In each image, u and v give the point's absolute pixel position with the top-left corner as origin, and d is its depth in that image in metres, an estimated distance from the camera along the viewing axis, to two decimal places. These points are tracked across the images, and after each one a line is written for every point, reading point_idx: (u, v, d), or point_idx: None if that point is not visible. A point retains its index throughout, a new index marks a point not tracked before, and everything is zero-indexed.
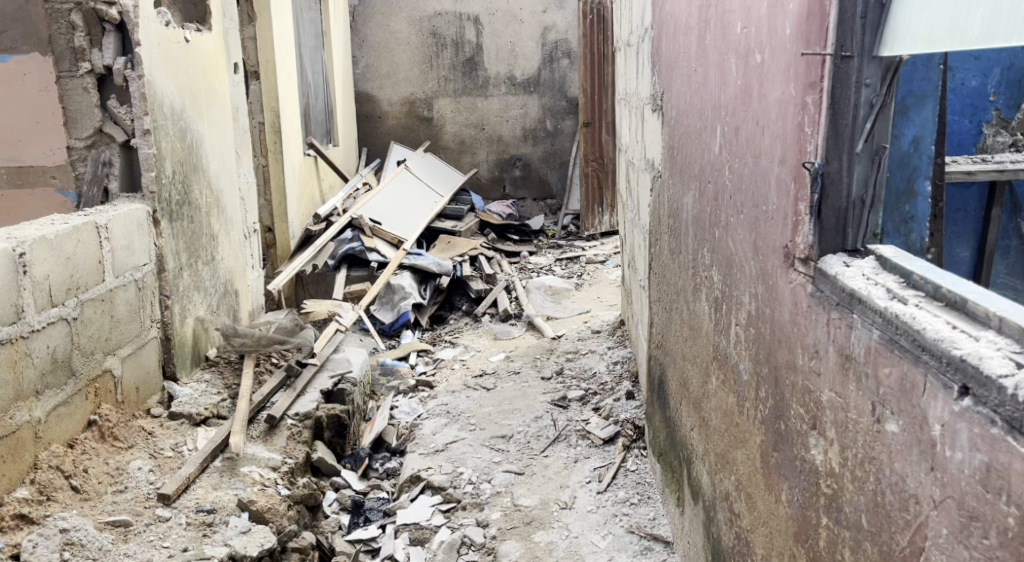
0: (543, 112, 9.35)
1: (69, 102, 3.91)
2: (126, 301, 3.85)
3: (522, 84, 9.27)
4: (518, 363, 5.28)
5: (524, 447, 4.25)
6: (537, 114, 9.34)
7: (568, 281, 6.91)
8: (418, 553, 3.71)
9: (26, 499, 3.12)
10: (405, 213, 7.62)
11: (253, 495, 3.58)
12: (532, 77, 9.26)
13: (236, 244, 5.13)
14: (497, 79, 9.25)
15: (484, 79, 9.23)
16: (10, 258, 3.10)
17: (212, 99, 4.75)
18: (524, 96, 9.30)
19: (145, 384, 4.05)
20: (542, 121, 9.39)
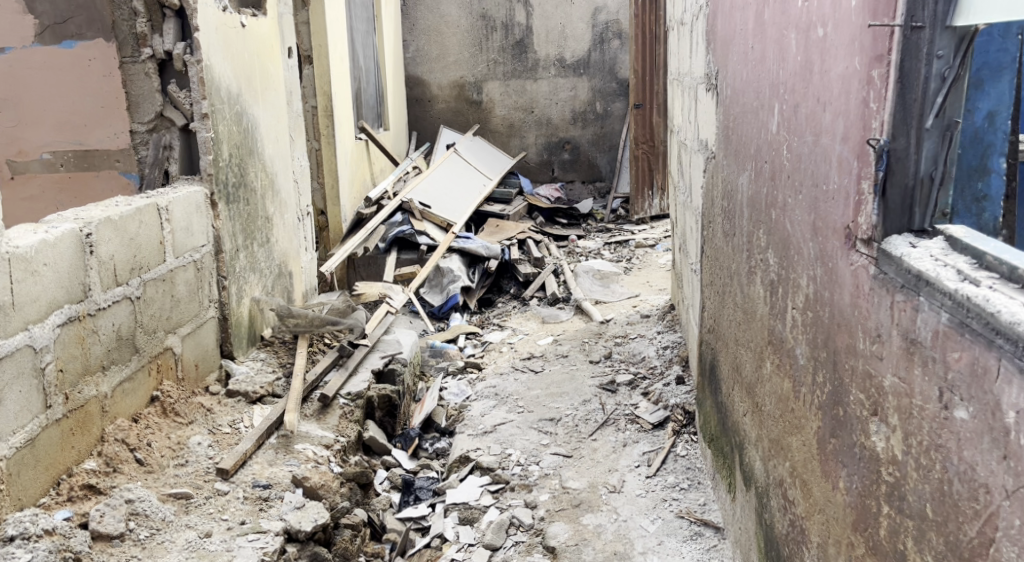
0: (592, 94, 9.30)
1: (132, 87, 4.01)
2: (185, 281, 3.95)
3: (571, 66, 9.22)
4: (566, 347, 5.29)
5: (572, 430, 4.27)
6: (587, 96, 9.29)
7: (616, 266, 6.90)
8: (467, 532, 3.76)
9: (93, 470, 3.24)
10: (454, 197, 7.66)
11: (307, 472, 3.65)
12: (582, 58, 9.21)
13: (290, 226, 5.22)
14: (546, 62, 9.22)
15: (534, 61, 9.22)
16: (78, 239, 3.20)
17: (267, 82, 4.83)
18: (574, 78, 9.26)
19: (204, 361, 4.16)
20: (591, 103, 9.34)
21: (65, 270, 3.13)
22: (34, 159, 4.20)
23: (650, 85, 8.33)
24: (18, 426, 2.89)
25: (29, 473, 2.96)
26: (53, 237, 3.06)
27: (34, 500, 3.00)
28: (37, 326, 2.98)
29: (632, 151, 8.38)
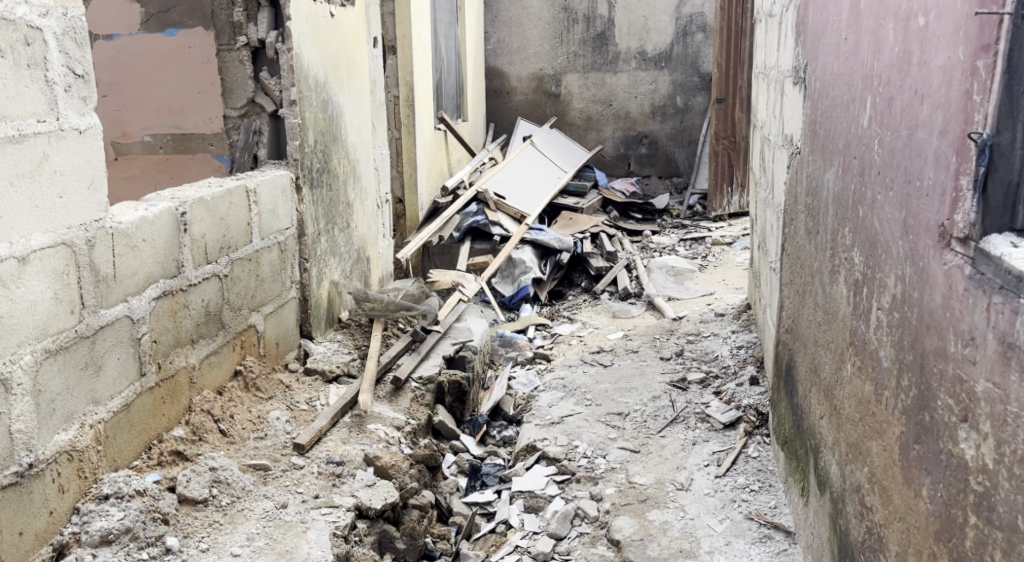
0: (673, 88, 9.19)
1: (227, 74, 4.15)
2: (270, 261, 4.07)
3: (652, 59, 9.14)
4: (636, 343, 5.29)
5: (640, 426, 4.27)
6: (667, 89, 9.19)
7: (691, 263, 6.84)
8: (532, 520, 3.80)
9: (182, 437, 3.38)
10: (530, 188, 7.70)
11: (378, 451, 3.72)
12: (664, 52, 9.12)
13: (369, 212, 5.32)
14: (627, 55, 9.16)
15: (615, 54, 9.18)
16: (174, 216, 3.32)
17: (353, 71, 4.94)
18: (654, 72, 9.18)
19: (284, 340, 4.28)
20: (672, 97, 9.23)
21: (161, 246, 3.26)
22: (136, 141, 4.35)
23: (734, 80, 8.16)
24: (116, 391, 3.04)
25: (124, 437, 3.10)
26: (152, 215, 3.19)
27: (128, 462, 3.15)
28: (136, 298, 3.12)
29: (712, 147, 8.27)
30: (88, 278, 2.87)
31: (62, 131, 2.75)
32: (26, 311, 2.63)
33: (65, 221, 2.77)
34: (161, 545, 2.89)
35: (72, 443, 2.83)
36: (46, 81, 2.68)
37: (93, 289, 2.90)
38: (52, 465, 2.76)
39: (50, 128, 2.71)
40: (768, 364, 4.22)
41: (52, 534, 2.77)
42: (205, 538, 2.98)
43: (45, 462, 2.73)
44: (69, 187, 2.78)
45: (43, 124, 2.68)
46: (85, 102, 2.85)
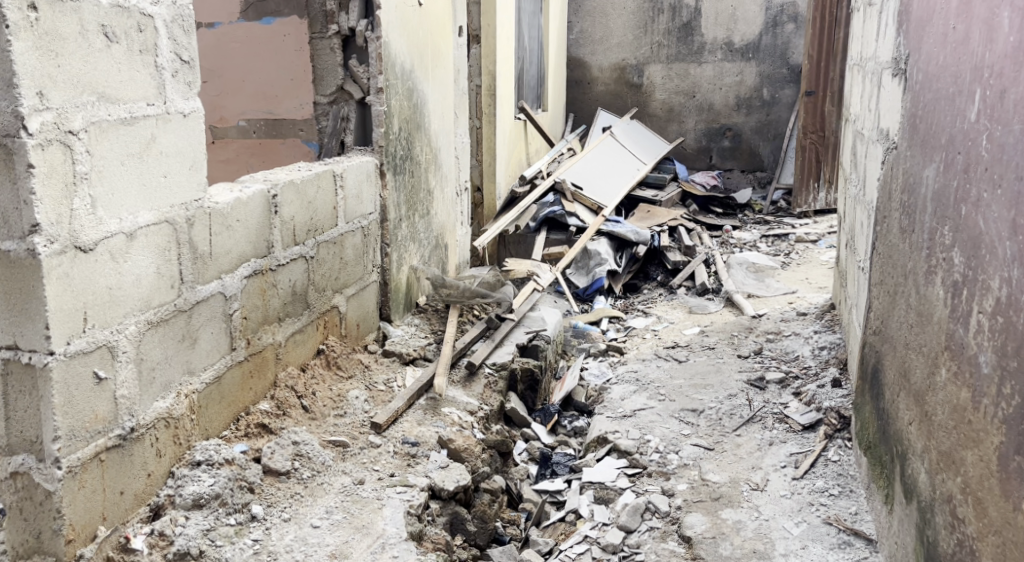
0: (760, 80, 8.98)
1: (318, 61, 4.23)
2: (353, 245, 4.16)
3: (739, 50, 8.94)
4: (713, 339, 5.23)
5: (715, 424, 4.24)
6: (754, 81, 8.98)
7: (773, 260, 6.71)
8: (602, 512, 3.78)
9: (267, 411, 3.48)
10: (608, 180, 7.67)
11: (451, 434, 3.76)
12: (751, 42, 8.90)
13: (448, 199, 5.37)
14: (713, 45, 8.99)
15: (701, 44, 9.01)
16: (266, 198, 3.42)
17: (439, 60, 5.00)
18: (741, 63, 8.98)
19: (365, 322, 4.37)
20: (758, 89, 9.01)
21: (253, 227, 3.36)
22: (233, 126, 4.55)
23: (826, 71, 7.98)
24: (208, 363, 3.15)
25: (214, 408, 3.21)
26: (246, 197, 3.29)
27: (218, 432, 3.26)
28: (229, 276, 3.23)
29: (799, 141, 8.12)
30: (187, 256, 2.98)
31: (169, 114, 2.87)
32: (132, 284, 2.76)
33: (168, 200, 2.88)
34: (247, 513, 3.01)
35: (169, 410, 2.96)
36: (154, 66, 2.79)
37: (191, 265, 3.01)
38: (151, 429, 2.88)
39: (158, 111, 2.82)
40: (852, 366, 4.12)
41: (150, 495, 2.91)
42: (288, 509, 3.08)
43: (145, 427, 2.86)
44: (173, 168, 2.90)
45: (151, 107, 2.79)
46: (189, 87, 2.96)
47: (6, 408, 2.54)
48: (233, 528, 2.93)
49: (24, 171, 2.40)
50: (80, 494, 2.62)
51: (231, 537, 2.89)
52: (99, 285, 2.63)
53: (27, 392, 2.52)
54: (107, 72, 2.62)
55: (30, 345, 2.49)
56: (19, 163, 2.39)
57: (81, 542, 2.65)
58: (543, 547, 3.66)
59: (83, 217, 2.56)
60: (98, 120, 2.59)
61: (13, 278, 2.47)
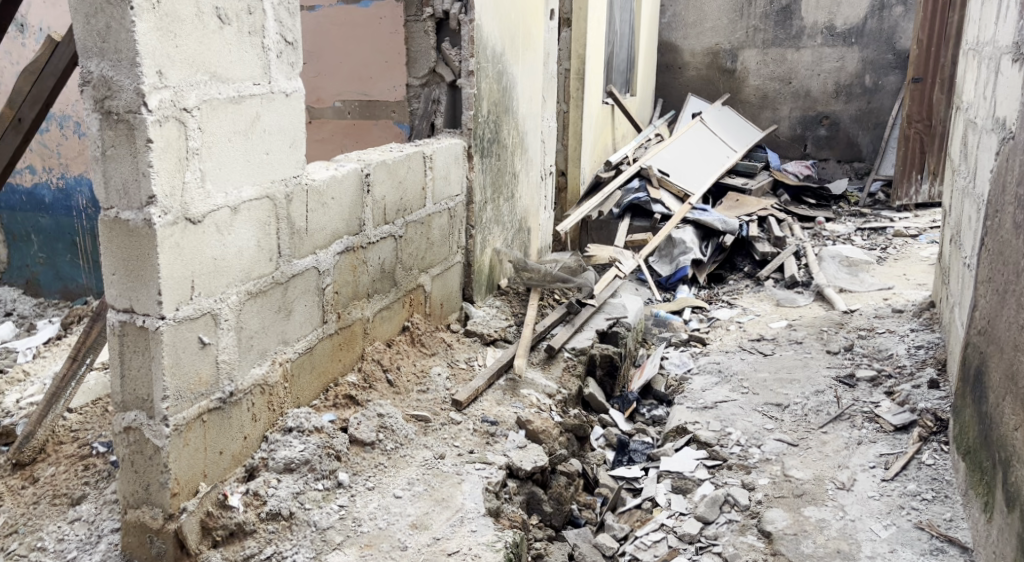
0: (862, 66, 8.60)
1: (412, 44, 4.31)
2: (440, 225, 4.23)
3: (842, 34, 8.59)
4: (801, 334, 5.15)
5: (800, 420, 4.18)
6: (855, 67, 8.61)
7: (868, 254, 6.49)
8: (680, 501, 3.77)
9: (354, 383, 3.59)
10: (696, 167, 7.59)
11: (530, 415, 3.81)
12: (855, 27, 8.53)
13: (534, 184, 5.38)
14: (814, 29, 8.66)
15: (800, 28, 8.70)
16: (359, 177, 3.52)
17: (530, 44, 5.00)
18: (842, 48, 8.62)
19: (448, 301, 4.45)
20: (859, 75, 8.64)
21: (347, 204, 3.46)
22: (328, 106, 4.72)
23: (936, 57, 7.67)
24: (302, 334, 3.27)
25: (306, 377, 3.33)
26: (341, 174, 3.39)
27: (308, 400, 3.39)
28: (323, 252, 3.34)
29: (903, 130, 7.81)
30: (285, 231, 3.09)
31: (273, 94, 2.97)
32: (235, 255, 2.88)
33: (269, 176, 2.99)
34: (334, 479, 3.12)
35: (265, 377, 3.08)
36: (262, 47, 2.90)
37: (289, 240, 3.12)
38: (248, 395, 3.01)
39: (263, 90, 2.93)
40: (951, 369, 4.04)
41: (245, 457, 3.05)
42: (372, 478, 3.18)
43: (243, 392, 2.99)
44: (274, 145, 3.00)
45: (257, 86, 2.90)
46: (293, 67, 3.06)
47: (121, 366, 2.71)
48: (321, 493, 3.05)
49: (144, 144, 2.53)
50: (185, 451, 2.78)
51: (319, 501, 3.02)
52: (205, 256, 2.75)
53: (140, 352, 2.68)
54: (219, 51, 2.74)
55: (143, 309, 2.64)
56: (140, 137, 2.53)
57: (184, 495, 2.81)
58: (619, 532, 3.67)
59: (193, 189, 2.69)
60: (210, 98, 2.71)
61: (131, 245, 2.61)
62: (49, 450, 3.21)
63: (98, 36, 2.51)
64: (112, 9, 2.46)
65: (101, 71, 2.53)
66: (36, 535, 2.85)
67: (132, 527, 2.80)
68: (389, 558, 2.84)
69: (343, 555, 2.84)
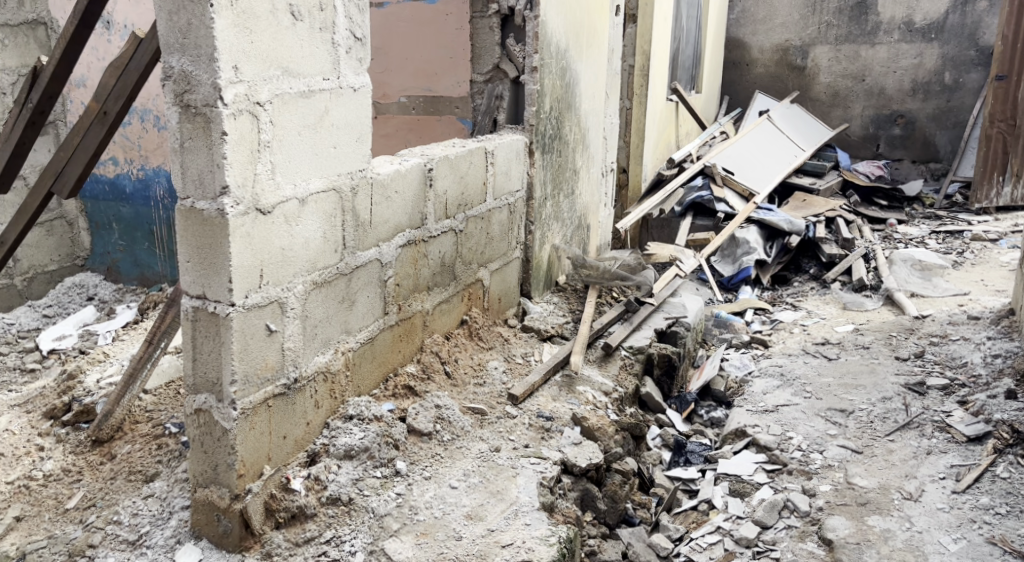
0: (942, 63, 8.28)
1: (478, 40, 4.34)
2: (500, 221, 4.27)
3: (921, 30, 8.29)
4: (869, 338, 5.07)
5: (865, 426, 4.12)
6: (935, 63, 8.30)
7: (944, 258, 6.31)
8: (737, 504, 3.74)
9: (413, 374, 3.65)
10: (761, 166, 7.48)
11: (586, 412, 3.83)
12: (935, 22, 8.23)
13: (594, 180, 5.37)
14: (891, 24, 8.40)
15: (875, 24, 8.46)
16: (422, 172, 3.57)
17: (594, 40, 4.99)
18: (922, 44, 8.32)
19: (506, 296, 4.49)
20: (939, 72, 8.32)
21: (410, 199, 3.51)
22: (394, 102, 4.83)
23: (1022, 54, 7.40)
24: (363, 325, 3.33)
25: (367, 366, 3.40)
26: (405, 168, 3.45)
27: (369, 390, 3.45)
28: (386, 244, 3.40)
29: (984, 130, 7.55)
30: (350, 223, 3.16)
31: (341, 89, 3.04)
32: (302, 246, 2.95)
33: (336, 169, 3.05)
34: (392, 468, 3.18)
35: (328, 364, 3.16)
36: (332, 43, 2.97)
37: (353, 233, 3.18)
38: (311, 382, 3.09)
39: (332, 85, 2.99)
40: None
41: (308, 442, 3.12)
42: (429, 467, 3.23)
43: (306, 379, 3.06)
44: (342, 139, 3.07)
45: (327, 81, 2.97)
46: (361, 63, 3.12)
47: (193, 350, 2.81)
48: (379, 480, 3.12)
49: (219, 136, 2.62)
50: (252, 434, 2.86)
51: (377, 489, 3.08)
52: (273, 246, 2.83)
53: (211, 337, 2.77)
54: (293, 46, 2.81)
55: (215, 296, 2.73)
56: (215, 129, 2.62)
57: (250, 477, 2.89)
58: (673, 533, 3.65)
59: (264, 180, 2.76)
60: (282, 92, 2.79)
61: (205, 235, 2.70)
62: (125, 428, 3.36)
63: (179, 32, 2.60)
64: (193, 6, 2.55)
65: (181, 67, 2.62)
66: (113, 509, 2.98)
67: (201, 505, 2.89)
68: (443, 547, 2.89)
69: (400, 542, 2.89)
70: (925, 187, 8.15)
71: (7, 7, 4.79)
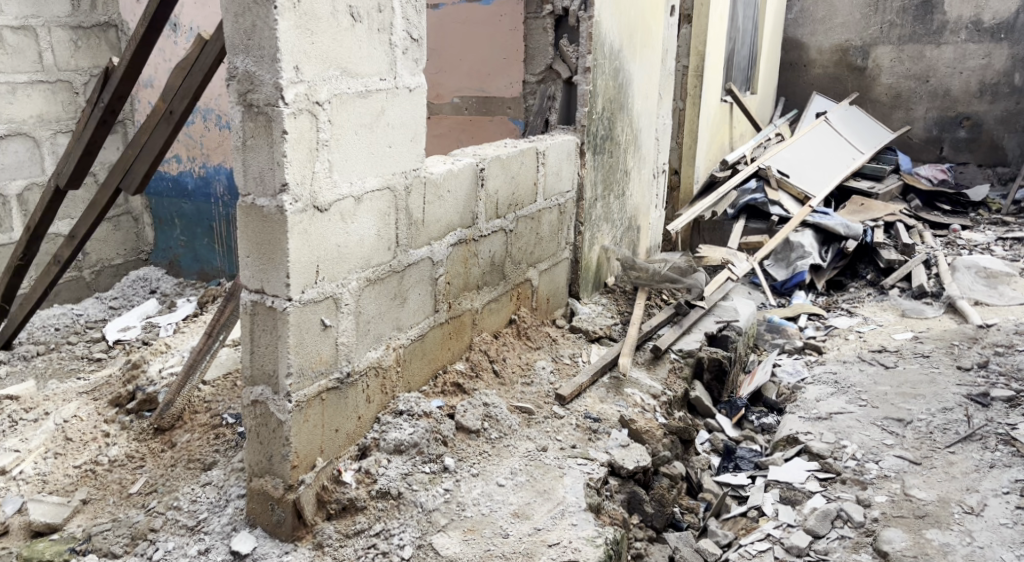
0: (1011, 64, 8.05)
1: (531, 41, 4.36)
2: (550, 221, 4.28)
3: (989, 30, 8.07)
4: (929, 347, 4.98)
5: (924, 437, 4.06)
6: (1003, 65, 8.07)
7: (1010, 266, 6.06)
8: (788, 512, 3.71)
9: (461, 372, 3.68)
10: (817, 168, 7.38)
11: (633, 415, 3.82)
12: (1005, 21, 8.00)
13: (645, 181, 5.35)
14: (958, 24, 8.18)
15: (942, 23, 8.24)
16: (474, 172, 3.61)
17: (649, 40, 4.98)
18: (990, 44, 8.10)
19: (555, 296, 4.50)
20: (1008, 74, 8.09)
21: (461, 199, 3.55)
22: (447, 102, 4.88)
23: None
24: (414, 323, 3.38)
25: (417, 363, 3.44)
26: (457, 169, 3.49)
27: (418, 385, 3.49)
28: (438, 243, 3.44)
29: None
30: (403, 221, 3.20)
31: (398, 89, 3.08)
32: (357, 243, 3.00)
33: (390, 168, 3.09)
34: (440, 463, 3.21)
35: (380, 359, 3.21)
36: (389, 44, 3.02)
37: (407, 230, 3.23)
38: (363, 376, 3.14)
39: (389, 85, 3.04)
40: None
41: (359, 436, 3.18)
42: (476, 465, 3.26)
43: (359, 373, 3.11)
44: (397, 139, 3.11)
45: (384, 81, 3.01)
46: (417, 64, 3.16)
47: (251, 342, 2.87)
48: (428, 475, 3.15)
49: (280, 135, 2.68)
50: (305, 427, 2.92)
51: (426, 484, 3.11)
52: (330, 243, 2.88)
53: (269, 330, 2.84)
54: (352, 47, 2.87)
55: (273, 290, 2.79)
56: (277, 128, 2.68)
57: (303, 468, 2.95)
58: (722, 539, 3.63)
59: (322, 179, 2.82)
60: (340, 92, 2.84)
61: (264, 231, 2.76)
62: (185, 417, 3.45)
63: (244, 34, 2.66)
64: (258, 8, 2.61)
65: (245, 67, 2.69)
66: (173, 495, 3.07)
67: (256, 494, 2.95)
68: (491, 544, 2.93)
69: (448, 538, 2.93)
70: (992, 193, 7.95)
71: (80, 10, 4.92)
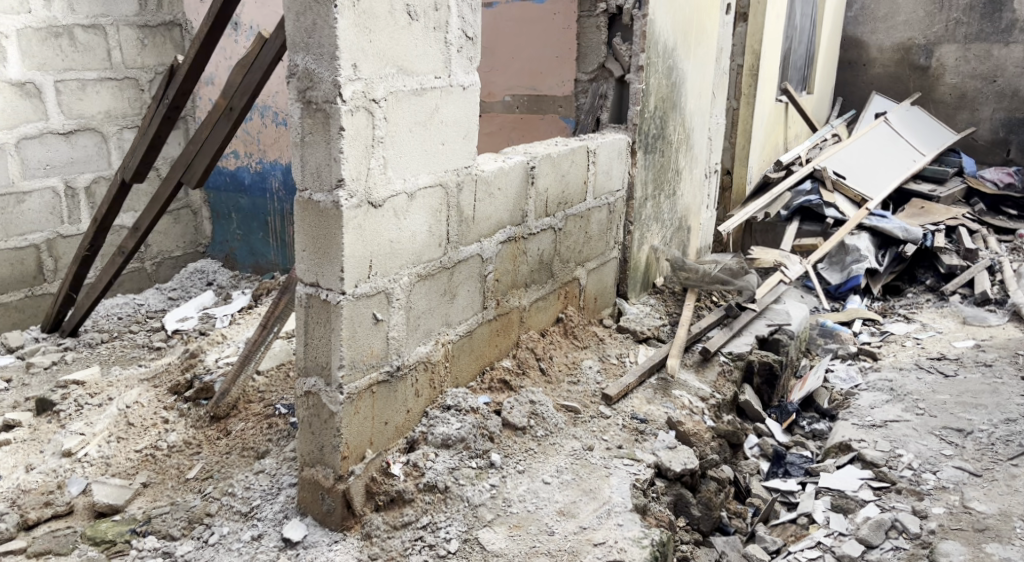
0: None
1: (585, 39, 4.39)
2: (599, 220, 4.28)
3: None
4: (991, 356, 4.87)
5: (984, 448, 3.97)
6: None
7: None
8: (840, 521, 3.66)
9: (508, 369, 3.70)
10: (875, 169, 7.26)
11: (681, 417, 3.82)
12: None
13: (698, 181, 5.32)
14: None
15: (1011, 21, 7.98)
16: (525, 169, 3.63)
17: (703, 39, 4.94)
18: None
19: (603, 296, 4.50)
20: None
21: (511, 197, 3.57)
22: (499, 100, 4.91)
23: None
24: (464, 319, 3.41)
25: (465, 359, 3.47)
26: (508, 166, 3.51)
27: (465, 381, 3.52)
28: (488, 240, 3.47)
29: None
30: (454, 218, 3.23)
31: (452, 87, 3.11)
32: (409, 239, 3.04)
33: (442, 165, 3.12)
34: (487, 459, 3.23)
35: (428, 355, 3.24)
36: (444, 42, 3.05)
37: (457, 227, 3.26)
38: (413, 370, 3.18)
39: (443, 83, 3.07)
40: None
41: (406, 430, 3.21)
42: (522, 462, 3.28)
43: (408, 367, 3.15)
44: (450, 136, 3.14)
45: (438, 80, 3.05)
46: (471, 62, 3.18)
47: (305, 335, 2.93)
48: (475, 471, 3.17)
49: (337, 132, 2.73)
50: (356, 419, 2.97)
51: (473, 479, 3.13)
52: (383, 238, 2.93)
53: (322, 323, 2.89)
54: (408, 45, 2.91)
55: (328, 283, 2.84)
56: (334, 125, 2.73)
57: (353, 459, 3.01)
58: (770, 545, 3.60)
59: (377, 175, 2.86)
60: (396, 89, 2.88)
61: (321, 226, 2.81)
62: (241, 406, 3.53)
63: (304, 33, 2.72)
64: (319, 7, 2.66)
65: (304, 65, 2.74)
66: (228, 481, 3.16)
67: (307, 483, 3.01)
68: (536, 541, 2.95)
69: (493, 533, 2.96)
70: None
71: (147, 9, 5.05)
